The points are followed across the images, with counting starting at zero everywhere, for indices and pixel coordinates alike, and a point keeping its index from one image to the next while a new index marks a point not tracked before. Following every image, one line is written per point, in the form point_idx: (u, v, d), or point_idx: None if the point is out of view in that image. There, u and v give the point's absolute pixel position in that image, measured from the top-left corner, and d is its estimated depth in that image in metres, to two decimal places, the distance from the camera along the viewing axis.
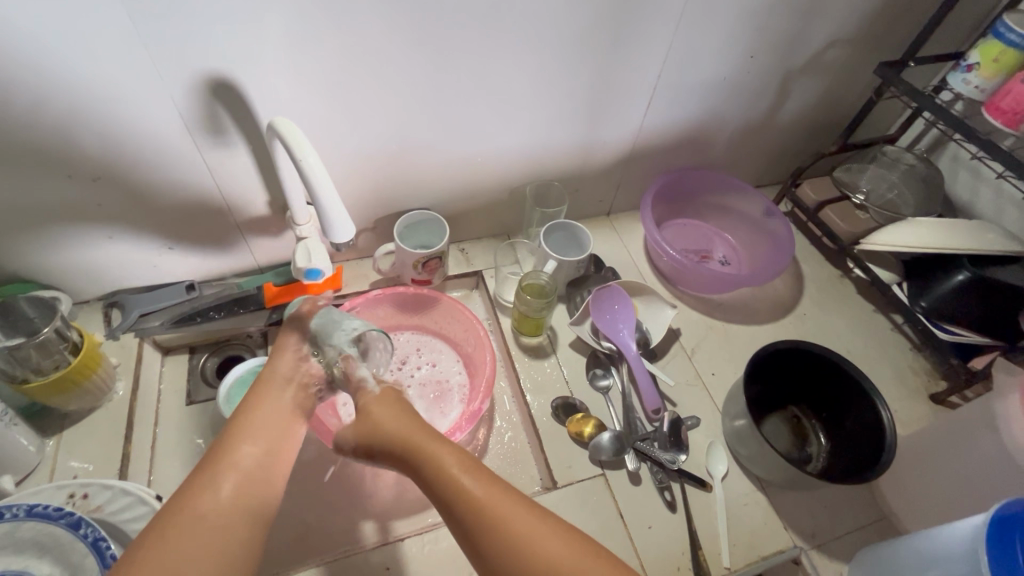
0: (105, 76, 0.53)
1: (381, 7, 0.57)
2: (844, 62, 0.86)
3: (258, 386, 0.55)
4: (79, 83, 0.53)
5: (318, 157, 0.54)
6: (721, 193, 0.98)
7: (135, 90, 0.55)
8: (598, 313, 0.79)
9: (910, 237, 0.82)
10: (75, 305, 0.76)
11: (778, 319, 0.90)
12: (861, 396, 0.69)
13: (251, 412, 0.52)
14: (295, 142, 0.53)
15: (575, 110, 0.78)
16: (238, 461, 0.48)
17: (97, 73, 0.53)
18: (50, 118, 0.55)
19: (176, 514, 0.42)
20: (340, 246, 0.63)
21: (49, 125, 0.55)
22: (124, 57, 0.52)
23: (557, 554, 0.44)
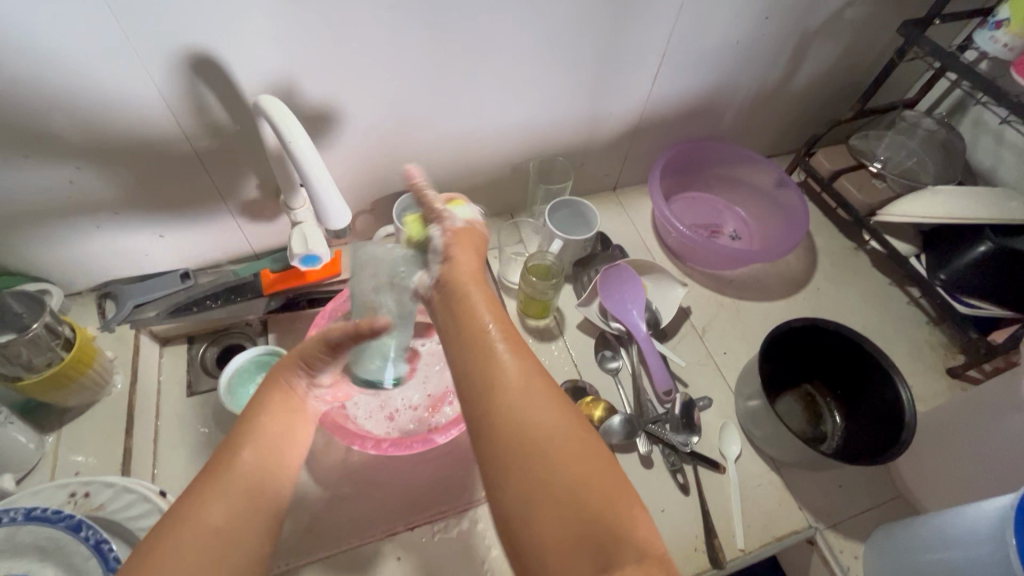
0: (72, 52, 0.49)
1: None
2: (864, 21, 0.81)
3: (266, 389, 0.52)
4: (45, 58, 0.49)
5: (311, 140, 0.51)
6: (732, 163, 0.94)
7: (106, 66, 0.51)
8: (606, 293, 0.76)
9: (929, 206, 0.79)
10: (68, 298, 0.74)
11: (791, 294, 0.87)
12: (880, 374, 0.67)
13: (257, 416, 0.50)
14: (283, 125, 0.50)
15: (580, 80, 0.73)
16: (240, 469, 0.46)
17: (63, 47, 0.48)
18: (21, 103, 0.51)
19: (184, 513, 0.42)
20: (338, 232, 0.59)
21: (20, 110, 0.52)
22: (90, 30, 0.48)
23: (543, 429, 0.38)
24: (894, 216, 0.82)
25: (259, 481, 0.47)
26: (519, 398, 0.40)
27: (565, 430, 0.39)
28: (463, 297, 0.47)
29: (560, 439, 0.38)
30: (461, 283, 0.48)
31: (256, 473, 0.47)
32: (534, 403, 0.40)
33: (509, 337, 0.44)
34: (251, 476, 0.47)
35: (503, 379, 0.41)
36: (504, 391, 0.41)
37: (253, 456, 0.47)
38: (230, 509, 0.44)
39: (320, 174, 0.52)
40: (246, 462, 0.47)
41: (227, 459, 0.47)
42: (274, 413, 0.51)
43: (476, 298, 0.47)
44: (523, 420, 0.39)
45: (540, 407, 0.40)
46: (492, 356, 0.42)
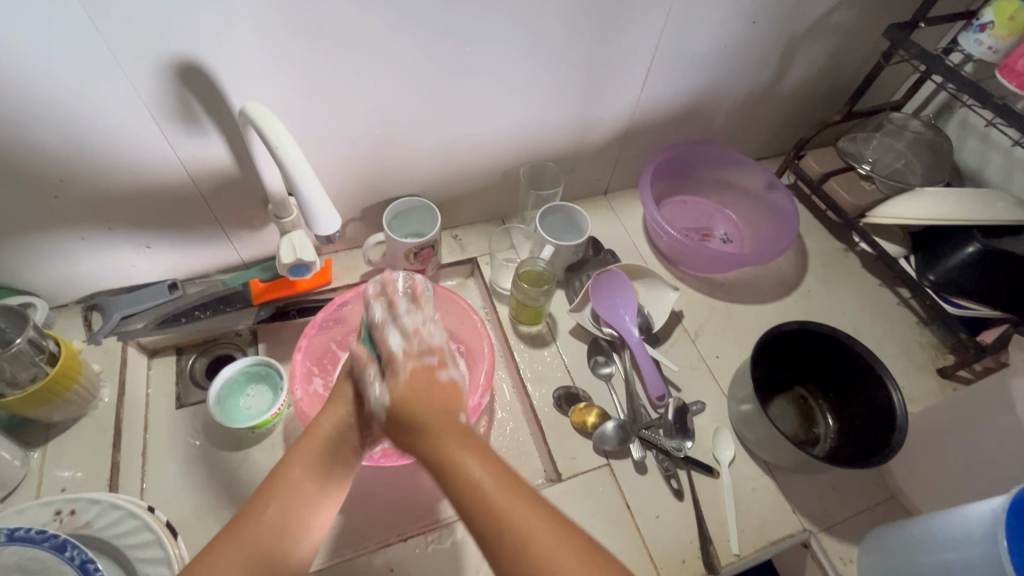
0: (51, 61, 0.48)
1: None
2: (850, 25, 0.82)
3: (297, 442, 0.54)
4: (25, 68, 0.48)
5: (297, 146, 0.50)
6: (722, 167, 0.94)
7: (89, 76, 0.50)
8: (598, 298, 0.76)
9: (916, 207, 0.79)
10: (53, 310, 0.73)
11: (782, 297, 0.87)
12: (871, 377, 0.67)
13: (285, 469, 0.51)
14: (270, 133, 0.49)
15: (569, 85, 0.73)
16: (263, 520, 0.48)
17: (43, 55, 0.48)
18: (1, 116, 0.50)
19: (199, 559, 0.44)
20: (329, 239, 0.59)
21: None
22: (70, 40, 0.47)
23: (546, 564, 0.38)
24: (883, 218, 0.83)
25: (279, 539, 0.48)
26: (506, 525, 0.40)
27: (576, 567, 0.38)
28: (439, 448, 0.45)
29: (553, 559, 0.38)
30: (436, 429, 0.47)
31: (280, 528, 0.48)
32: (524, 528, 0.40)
33: (495, 469, 0.43)
34: (275, 529, 0.48)
35: (491, 514, 0.41)
36: (499, 515, 0.40)
37: (284, 507, 0.49)
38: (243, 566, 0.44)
39: (304, 181, 0.51)
40: (276, 514, 0.48)
41: (253, 510, 0.48)
42: (302, 471, 0.52)
43: (453, 435, 0.46)
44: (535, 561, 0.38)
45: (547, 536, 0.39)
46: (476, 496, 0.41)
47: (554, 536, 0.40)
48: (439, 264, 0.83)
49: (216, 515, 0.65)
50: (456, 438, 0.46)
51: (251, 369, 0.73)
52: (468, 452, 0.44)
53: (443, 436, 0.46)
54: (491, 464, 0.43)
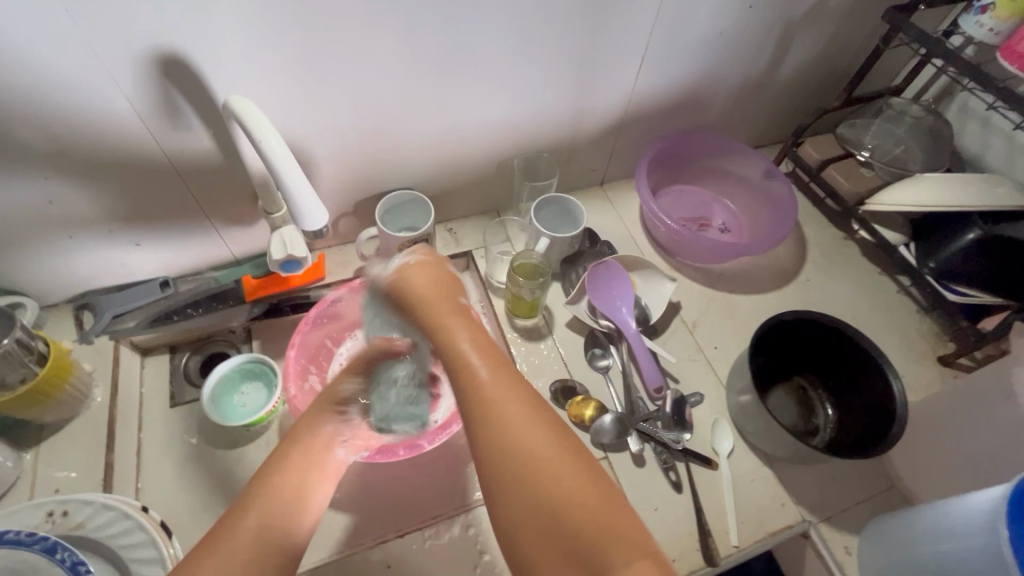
0: (28, 53, 0.47)
1: None
2: (849, 8, 0.80)
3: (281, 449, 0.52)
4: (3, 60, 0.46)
5: (282, 140, 0.49)
6: (720, 155, 0.93)
7: (68, 69, 0.49)
8: (595, 290, 0.75)
9: (916, 194, 0.78)
10: (44, 310, 0.72)
11: (780, 286, 0.86)
12: (870, 366, 0.66)
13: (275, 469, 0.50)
14: (255, 128, 0.48)
15: (562, 74, 0.72)
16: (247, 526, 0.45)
17: (18, 46, 0.46)
18: None
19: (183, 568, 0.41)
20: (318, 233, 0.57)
21: None
22: (47, 31, 0.46)
23: (532, 454, 0.37)
24: (881, 205, 0.82)
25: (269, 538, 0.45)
26: (482, 401, 0.40)
27: (576, 479, 0.37)
28: (439, 323, 0.45)
29: (547, 462, 0.37)
30: (438, 308, 0.46)
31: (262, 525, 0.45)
32: (520, 425, 0.39)
33: (484, 350, 0.42)
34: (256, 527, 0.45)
35: (490, 413, 0.39)
36: (489, 412, 0.39)
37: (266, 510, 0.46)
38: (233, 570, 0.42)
39: (292, 176, 0.50)
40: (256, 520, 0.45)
41: (232, 519, 0.45)
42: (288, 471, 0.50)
43: (450, 317, 0.45)
44: (512, 441, 0.38)
45: (527, 418, 0.39)
46: (476, 390, 0.40)
47: (553, 438, 0.38)
48: None
49: (212, 513, 0.64)
50: (466, 323, 0.45)
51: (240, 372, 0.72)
52: (471, 332, 0.44)
53: (453, 320, 0.45)
54: (489, 353, 0.42)
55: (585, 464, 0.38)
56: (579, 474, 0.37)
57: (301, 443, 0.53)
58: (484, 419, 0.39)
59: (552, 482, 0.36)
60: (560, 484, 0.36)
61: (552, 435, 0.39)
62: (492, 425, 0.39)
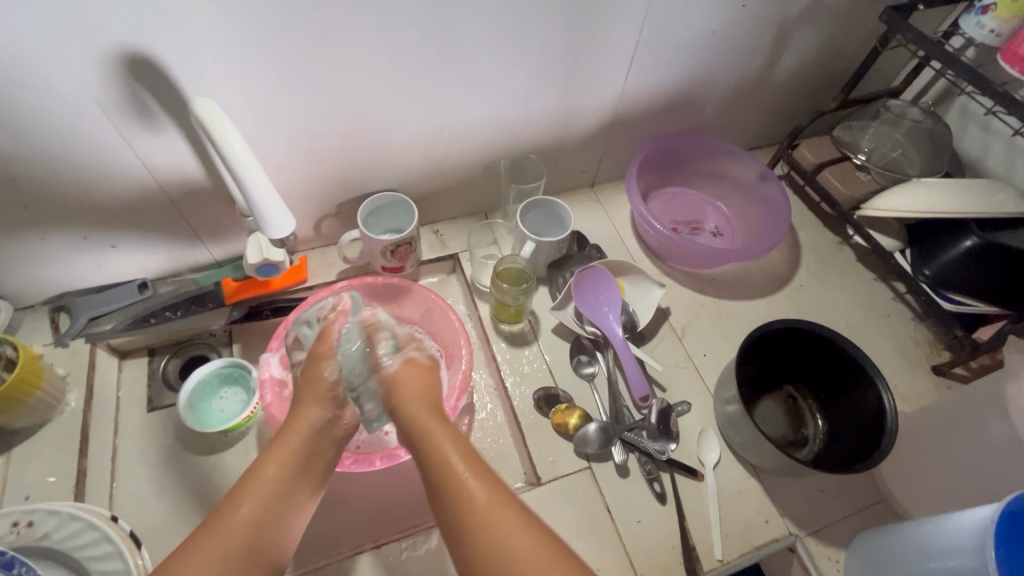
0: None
1: None
2: (846, 7, 0.78)
3: (270, 445, 0.52)
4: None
5: (249, 148, 0.48)
6: (713, 157, 0.91)
7: (31, 68, 0.47)
8: (581, 296, 0.74)
9: (912, 200, 0.76)
10: (19, 312, 0.71)
11: (773, 292, 0.85)
12: (861, 377, 0.65)
13: (267, 456, 0.50)
14: (218, 131, 0.46)
15: (549, 75, 0.70)
16: (238, 518, 0.45)
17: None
18: None
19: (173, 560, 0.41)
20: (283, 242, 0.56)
21: None
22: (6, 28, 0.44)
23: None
24: (874, 211, 0.79)
25: (256, 544, 0.45)
26: (481, 527, 0.43)
27: (530, 555, 0.41)
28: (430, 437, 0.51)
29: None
30: (430, 421, 0.53)
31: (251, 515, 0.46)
32: (506, 532, 0.42)
33: (480, 475, 0.47)
34: (249, 519, 0.45)
35: (473, 519, 0.44)
36: (487, 543, 0.42)
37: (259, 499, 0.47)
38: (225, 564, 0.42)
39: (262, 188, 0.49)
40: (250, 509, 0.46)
41: (226, 510, 0.45)
42: (280, 467, 0.49)
43: (438, 426, 0.52)
44: (504, 550, 0.41)
45: (515, 532, 0.42)
46: (455, 490, 0.46)
47: (538, 544, 0.41)
48: (419, 260, 0.81)
49: (187, 520, 0.64)
50: (448, 432, 0.51)
51: (218, 377, 0.71)
52: (452, 437, 0.51)
53: (438, 427, 0.52)
54: (478, 469, 0.47)
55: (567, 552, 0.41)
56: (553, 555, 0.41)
57: (302, 451, 0.52)
58: (480, 536, 0.42)
59: None
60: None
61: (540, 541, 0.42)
62: (472, 531, 0.43)
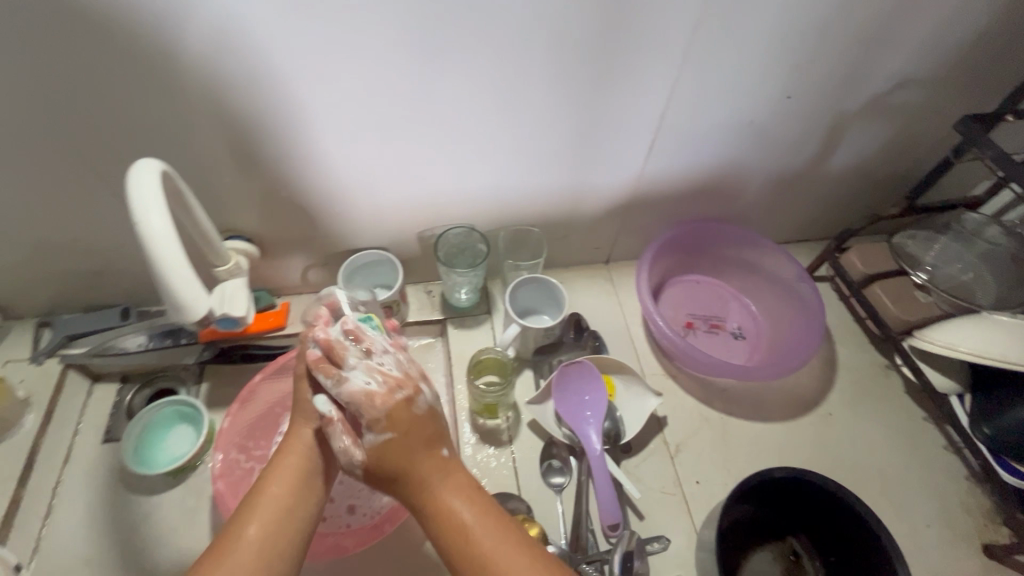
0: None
1: (280, 30, 0.46)
2: (918, 106, 0.67)
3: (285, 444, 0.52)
4: None
5: (169, 218, 0.40)
6: (745, 248, 0.82)
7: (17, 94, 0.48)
8: (560, 393, 0.66)
9: (975, 338, 0.64)
10: (11, 321, 0.73)
11: (794, 417, 0.73)
12: (883, 565, 0.53)
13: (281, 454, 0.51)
14: (139, 196, 0.40)
15: (556, 152, 0.64)
16: (266, 513, 0.47)
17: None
18: None
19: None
20: (187, 318, 0.43)
21: None
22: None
23: None
24: (929, 344, 0.68)
25: (262, 507, 0.47)
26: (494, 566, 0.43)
27: None
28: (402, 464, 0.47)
29: None
30: (407, 450, 0.47)
31: (263, 554, 0.45)
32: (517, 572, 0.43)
33: (485, 511, 0.46)
34: (256, 556, 0.44)
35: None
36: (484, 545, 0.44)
37: (265, 527, 0.46)
38: (260, 533, 0.45)
39: (169, 264, 0.40)
40: (259, 531, 0.45)
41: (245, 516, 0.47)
42: (283, 485, 0.49)
43: (425, 456, 0.48)
44: None
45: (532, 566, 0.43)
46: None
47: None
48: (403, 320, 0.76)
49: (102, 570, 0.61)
50: (429, 461, 0.48)
51: (190, 401, 0.68)
52: (461, 491, 0.47)
53: (422, 459, 0.47)
54: (473, 500, 0.47)
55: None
56: None
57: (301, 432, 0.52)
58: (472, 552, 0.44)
59: None
60: None
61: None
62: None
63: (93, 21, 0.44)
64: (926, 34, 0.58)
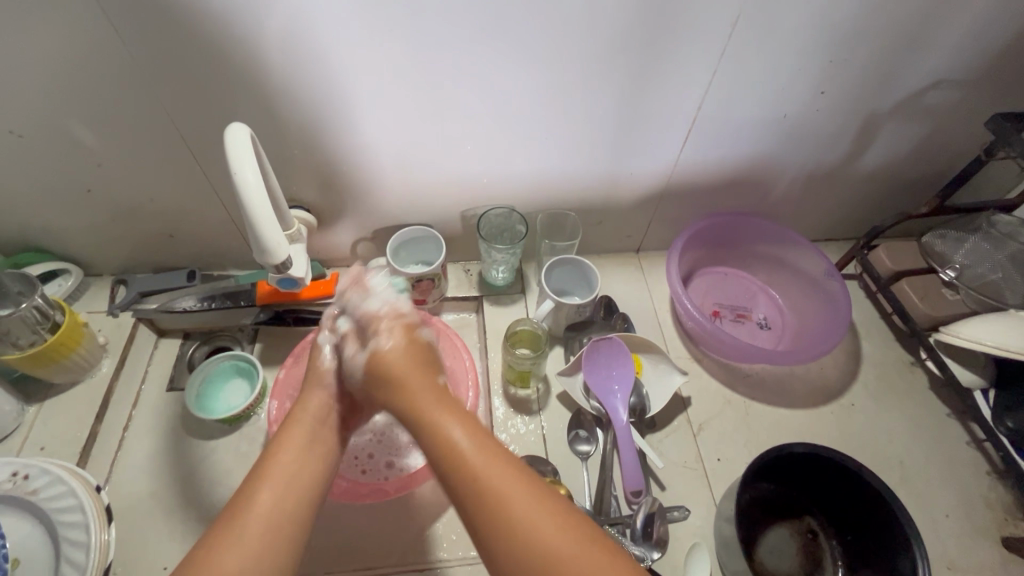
0: (93, 48, 0.52)
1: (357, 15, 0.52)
2: (951, 106, 0.69)
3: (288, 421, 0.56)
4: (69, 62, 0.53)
5: (259, 173, 0.47)
6: (773, 243, 0.84)
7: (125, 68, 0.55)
8: (591, 367, 0.70)
9: (1002, 333, 0.65)
10: (90, 278, 0.81)
11: (816, 405, 0.75)
12: (899, 540, 0.55)
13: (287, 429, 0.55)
14: (234, 155, 0.46)
15: (596, 138, 0.68)
16: (275, 483, 0.49)
17: (85, 41, 0.52)
18: (37, 98, 0.56)
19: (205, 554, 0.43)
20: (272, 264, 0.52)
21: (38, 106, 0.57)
22: (106, 34, 0.51)
23: (542, 539, 0.41)
24: (955, 337, 0.69)
25: (277, 477, 0.49)
26: (499, 496, 0.43)
27: (551, 524, 0.42)
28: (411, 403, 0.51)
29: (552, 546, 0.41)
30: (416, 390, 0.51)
31: (276, 516, 0.47)
32: (520, 501, 0.43)
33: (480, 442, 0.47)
34: (269, 517, 0.46)
35: (474, 477, 0.44)
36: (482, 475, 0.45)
37: (276, 495, 0.48)
38: (273, 501, 0.47)
39: (258, 213, 0.47)
40: (270, 498, 0.48)
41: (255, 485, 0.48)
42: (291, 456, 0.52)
43: (430, 398, 0.50)
44: (526, 528, 0.42)
45: (531, 499, 0.43)
46: (464, 474, 0.45)
47: (557, 521, 0.42)
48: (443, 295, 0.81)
49: (164, 502, 0.67)
50: (440, 405, 0.50)
51: (248, 357, 0.74)
52: (460, 418, 0.48)
53: (429, 398, 0.50)
54: (473, 433, 0.47)
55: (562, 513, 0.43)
56: (553, 516, 0.43)
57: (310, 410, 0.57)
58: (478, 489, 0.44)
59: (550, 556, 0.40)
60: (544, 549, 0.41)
61: (541, 502, 0.43)
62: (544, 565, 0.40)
63: (201, 2, 0.50)
64: (960, 35, 0.60)
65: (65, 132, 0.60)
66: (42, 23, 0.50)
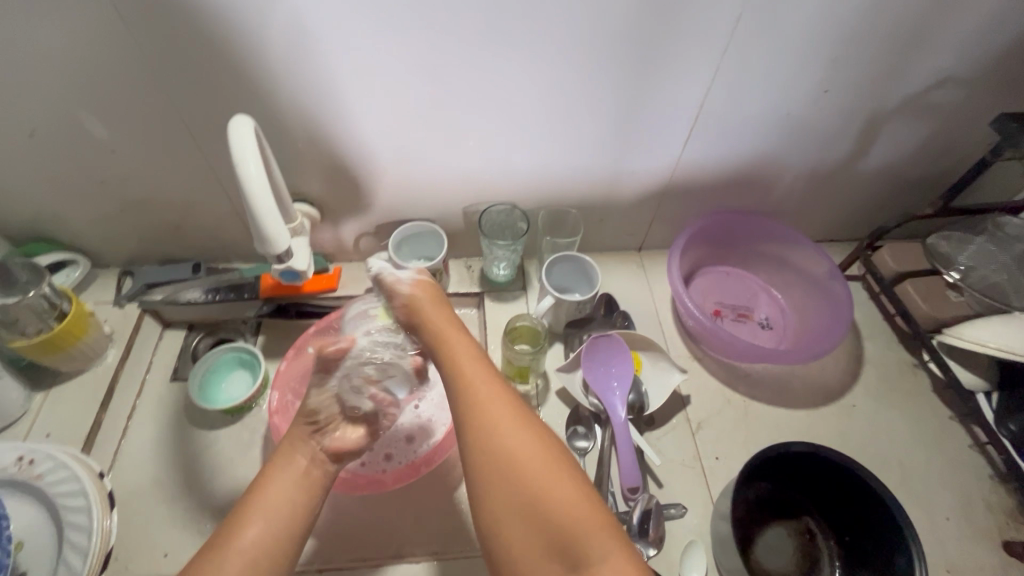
0: (102, 42, 0.53)
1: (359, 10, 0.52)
2: (957, 106, 0.69)
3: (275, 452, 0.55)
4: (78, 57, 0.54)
5: (261, 164, 0.48)
6: (776, 243, 0.84)
7: (133, 62, 0.56)
8: (588, 363, 0.70)
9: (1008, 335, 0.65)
10: (97, 270, 0.82)
11: (816, 405, 0.75)
12: (897, 541, 0.55)
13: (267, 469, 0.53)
14: (237, 148, 0.47)
15: (598, 135, 0.68)
16: (253, 524, 0.48)
17: (94, 35, 0.53)
18: (47, 92, 0.58)
19: None
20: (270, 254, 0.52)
21: (48, 99, 0.58)
22: (114, 29, 0.52)
23: (531, 478, 0.42)
24: (959, 338, 0.70)
25: (251, 514, 0.49)
26: (485, 416, 0.46)
27: (531, 446, 0.44)
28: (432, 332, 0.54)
29: (531, 469, 0.43)
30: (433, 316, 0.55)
31: (265, 550, 0.47)
32: (507, 427, 0.45)
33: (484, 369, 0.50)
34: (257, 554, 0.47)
35: (476, 403, 0.47)
36: (478, 401, 0.47)
37: (261, 529, 0.48)
38: (257, 536, 0.48)
39: (259, 201, 0.48)
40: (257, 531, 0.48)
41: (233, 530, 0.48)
42: (277, 486, 0.51)
43: (443, 328, 0.54)
44: (507, 448, 0.44)
45: (517, 428, 0.45)
46: (467, 392, 0.48)
47: (538, 443, 0.44)
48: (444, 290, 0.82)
49: (166, 490, 0.68)
50: (458, 333, 0.54)
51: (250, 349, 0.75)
52: (469, 347, 0.52)
53: (447, 327, 0.54)
54: (479, 362, 0.50)
55: (550, 441, 0.45)
56: (548, 462, 0.44)
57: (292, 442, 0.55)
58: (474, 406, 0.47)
59: (533, 484, 0.42)
60: (537, 484, 0.42)
61: (523, 425, 0.45)
62: (517, 474, 0.43)
63: None
64: (965, 33, 0.60)
65: (74, 125, 0.61)
66: (55, 19, 0.51)
